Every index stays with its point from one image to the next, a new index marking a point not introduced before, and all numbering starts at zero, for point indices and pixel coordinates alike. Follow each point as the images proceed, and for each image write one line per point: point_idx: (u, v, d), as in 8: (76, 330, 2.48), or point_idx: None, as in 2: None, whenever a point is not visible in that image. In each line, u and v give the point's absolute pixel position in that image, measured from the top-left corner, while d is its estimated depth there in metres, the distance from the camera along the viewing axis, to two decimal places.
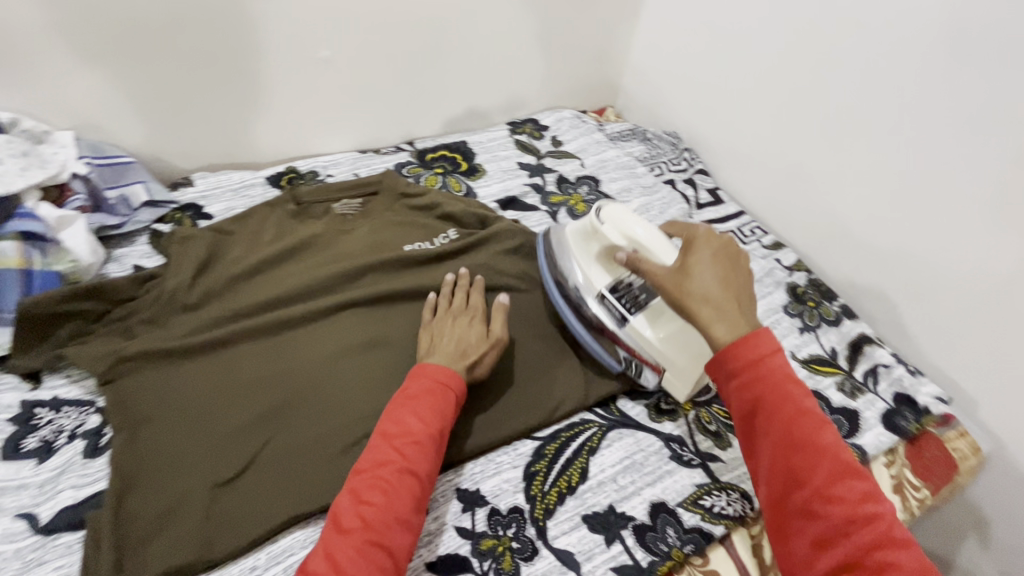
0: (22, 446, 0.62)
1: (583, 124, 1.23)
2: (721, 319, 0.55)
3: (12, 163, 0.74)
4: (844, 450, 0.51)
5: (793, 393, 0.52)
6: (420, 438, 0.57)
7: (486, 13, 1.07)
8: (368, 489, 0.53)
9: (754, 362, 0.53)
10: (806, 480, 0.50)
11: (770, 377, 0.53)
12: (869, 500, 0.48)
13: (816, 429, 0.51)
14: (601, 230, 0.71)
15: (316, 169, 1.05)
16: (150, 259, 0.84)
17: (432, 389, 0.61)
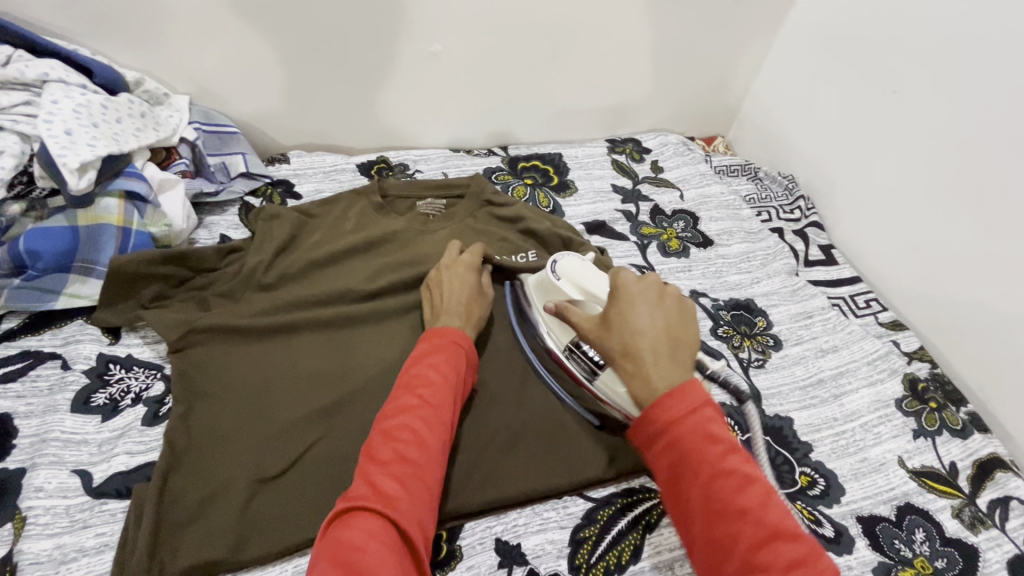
0: (91, 400, 0.64)
1: (689, 151, 1.14)
2: (658, 368, 0.52)
3: (130, 123, 0.75)
4: (770, 511, 0.45)
5: (711, 450, 0.47)
6: (441, 383, 0.56)
7: (608, 25, 1.01)
8: (398, 430, 0.51)
9: (674, 418, 0.49)
10: (733, 547, 0.45)
11: (686, 433, 0.48)
12: (800, 568, 0.42)
13: (740, 489, 0.46)
14: (559, 285, 0.66)
15: (406, 162, 1.03)
16: (237, 231, 0.85)
17: (449, 345, 0.61)
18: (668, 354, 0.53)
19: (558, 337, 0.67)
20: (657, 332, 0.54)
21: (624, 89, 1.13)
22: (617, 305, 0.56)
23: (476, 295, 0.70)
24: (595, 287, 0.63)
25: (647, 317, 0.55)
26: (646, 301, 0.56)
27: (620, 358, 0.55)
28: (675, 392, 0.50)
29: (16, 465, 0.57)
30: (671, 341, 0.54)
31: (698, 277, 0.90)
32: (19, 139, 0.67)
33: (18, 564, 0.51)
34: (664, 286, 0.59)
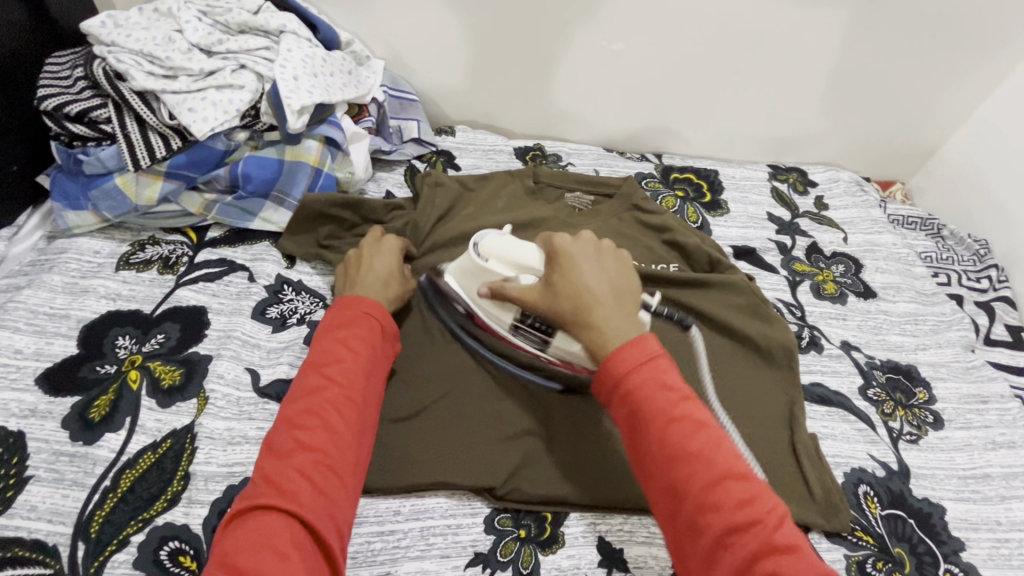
0: (267, 312, 0.72)
1: (862, 193, 1.05)
2: (608, 320, 0.52)
3: (340, 78, 0.84)
4: (721, 454, 0.46)
5: (663, 398, 0.47)
6: (349, 362, 0.55)
7: (802, 45, 0.95)
8: (302, 416, 0.51)
9: (629, 368, 0.49)
10: (685, 491, 0.45)
11: (639, 385, 0.48)
12: (749, 505, 0.43)
13: (692, 434, 0.46)
14: (488, 266, 0.62)
15: (560, 153, 1.05)
16: (401, 190, 0.92)
17: (360, 318, 0.59)
18: (619, 303, 0.54)
19: (499, 317, 0.64)
20: (603, 284, 0.55)
21: (802, 115, 1.06)
22: (558, 269, 0.57)
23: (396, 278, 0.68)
24: (523, 256, 0.61)
25: (592, 274, 0.56)
26: (586, 257, 0.57)
27: (571, 316, 0.55)
28: (630, 343, 0.50)
29: (205, 352, 0.66)
30: (618, 292, 0.55)
31: (853, 329, 0.82)
32: (257, 78, 0.76)
33: (197, 434, 0.60)
34: (599, 241, 0.59)
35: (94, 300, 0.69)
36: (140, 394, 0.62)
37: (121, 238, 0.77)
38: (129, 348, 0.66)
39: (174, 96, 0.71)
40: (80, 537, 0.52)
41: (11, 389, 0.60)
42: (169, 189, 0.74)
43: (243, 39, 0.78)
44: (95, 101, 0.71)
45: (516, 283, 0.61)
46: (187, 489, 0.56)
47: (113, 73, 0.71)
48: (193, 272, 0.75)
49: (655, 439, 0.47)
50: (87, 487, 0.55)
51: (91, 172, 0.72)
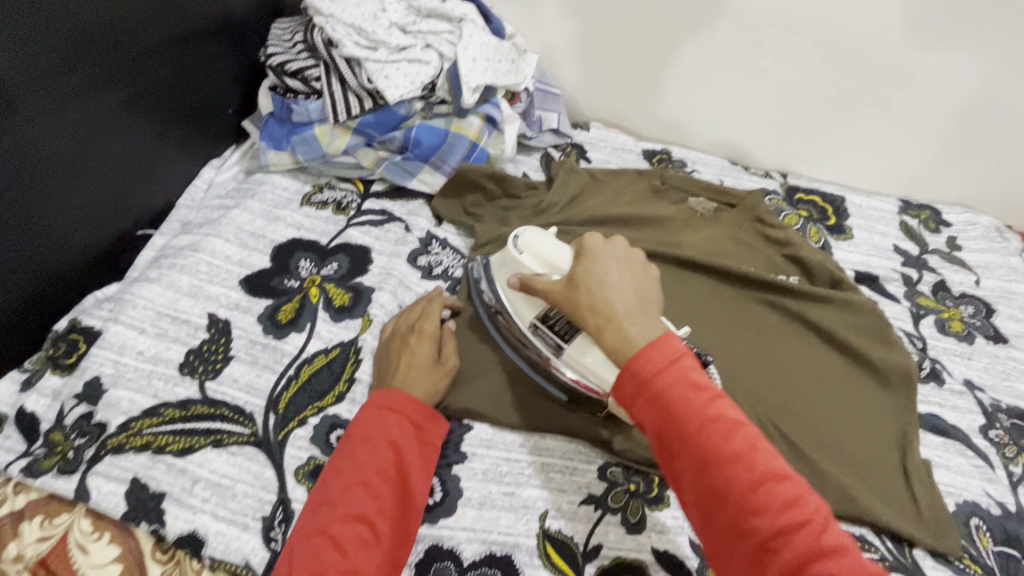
0: (418, 260, 0.82)
1: (1001, 240, 1.01)
2: (631, 322, 0.51)
3: (505, 64, 0.93)
4: (761, 453, 0.43)
5: (697, 398, 0.45)
6: (366, 474, 0.54)
7: (965, 83, 0.92)
8: (309, 548, 0.49)
9: (658, 368, 0.46)
10: (727, 495, 0.43)
11: (669, 385, 0.45)
12: (796, 506, 0.41)
13: (728, 436, 0.43)
14: (520, 259, 0.63)
15: (686, 160, 1.08)
16: (536, 173, 1.00)
17: (382, 413, 0.58)
18: (640, 305, 0.52)
19: (522, 313, 0.65)
20: (626, 288, 0.54)
21: (948, 153, 1.03)
22: (583, 264, 0.56)
23: (431, 364, 0.64)
24: (556, 256, 0.61)
25: (618, 274, 0.55)
26: (613, 260, 0.56)
27: (587, 313, 0.54)
28: (653, 343, 0.47)
29: (368, 283, 0.77)
30: (642, 296, 0.54)
31: (977, 369, 0.81)
32: (439, 57, 0.87)
33: (361, 348, 0.69)
34: (631, 248, 0.59)
35: (283, 227, 0.82)
36: (317, 307, 0.73)
37: (304, 180, 0.90)
38: (309, 269, 0.78)
39: (374, 64, 0.83)
40: (271, 409, 0.63)
41: (222, 286, 0.73)
42: (353, 143, 0.87)
43: (431, 22, 0.89)
44: (310, 62, 0.84)
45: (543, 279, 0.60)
46: (350, 391, 0.66)
47: (328, 41, 0.85)
48: (361, 216, 0.86)
49: (688, 449, 0.44)
50: (276, 372, 0.66)
51: (298, 120, 0.86)
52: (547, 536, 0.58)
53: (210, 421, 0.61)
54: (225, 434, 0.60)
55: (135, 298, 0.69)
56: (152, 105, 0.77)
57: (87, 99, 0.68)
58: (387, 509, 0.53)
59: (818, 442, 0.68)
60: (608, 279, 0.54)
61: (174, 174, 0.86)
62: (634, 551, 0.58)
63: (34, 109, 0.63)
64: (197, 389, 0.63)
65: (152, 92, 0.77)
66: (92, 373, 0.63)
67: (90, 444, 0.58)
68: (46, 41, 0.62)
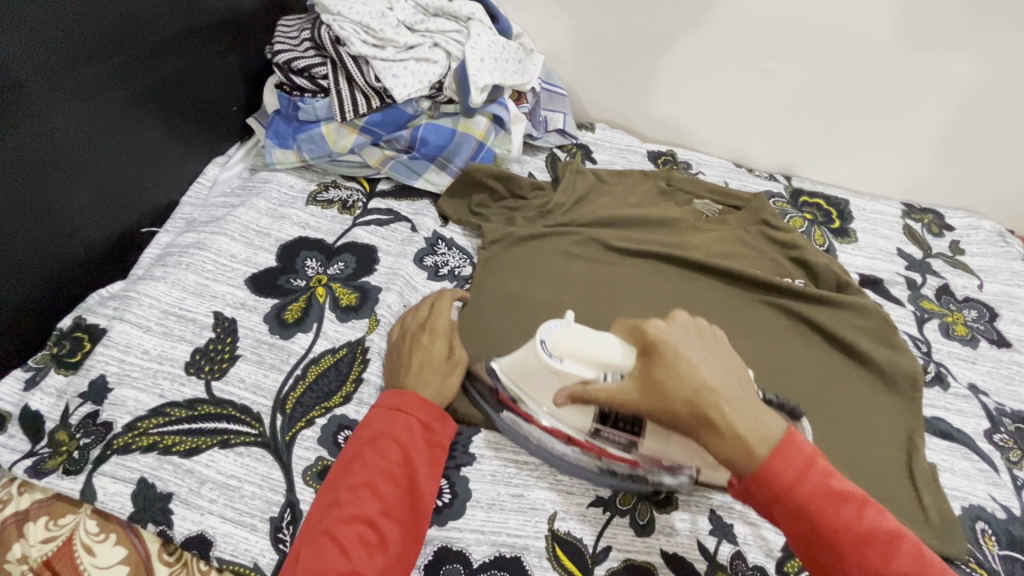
0: (424, 260, 0.82)
1: (1004, 244, 1.01)
2: (749, 424, 0.49)
3: (512, 65, 0.93)
4: (911, 557, 0.46)
5: (843, 511, 0.47)
6: (372, 475, 0.54)
7: (973, 87, 0.92)
8: (313, 548, 0.50)
9: (796, 479, 0.47)
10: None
11: (812, 495, 0.47)
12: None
13: (822, 479, 0.48)
14: (563, 369, 0.54)
15: (691, 162, 1.08)
16: (542, 173, 1.00)
17: (390, 414, 0.58)
18: (738, 390, 0.51)
19: (572, 422, 0.58)
20: (716, 377, 0.51)
21: (953, 159, 1.03)
22: (659, 363, 0.51)
23: (443, 362, 0.63)
24: (602, 352, 0.53)
25: (703, 367, 0.51)
26: (686, 343, 0.52)
27: (691, 422, 0.50)
28: (780, 449, 0.48)
29: (375, 283, 0.76)
30: (735, 380, 0.52)
31: (982, 373, 0.81)
32: (446, 56, 0.87)
33: (368, 348, 0.69)
34: (690, 320, 0.55)
35: (289, 225, 0.81)
36: (325, 307, 0.73)
37: (310, 178, 0.89)
38: (315, 268, 0.77)
39: (382, 62, 0.83)
40: (278, 410, 0.62)
41: (228, 284, 0.73)
42: (360, 142, 0.86)
43: (438, 21, 0.89)
44: (317, 60, 0.84)
45: (602, 384, 0.53)
46: (357, 391, 0.65)
47: (335, 38, 0.84)
48: (367, 216, 0.85)
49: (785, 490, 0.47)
50: (283, 371, 0.66)
51: (304, 118, 0.85)
52: (556, 539, 0.58)
53: (217, 421, 0.61)
54: (232, 435, 0.60)
55: (140, 296, 0.69)
56: (158, 100, 0.77)
57: (91, 96, 0.67)
58: (394, 510, 0.53)
59: (825, 444, 0.69)
60: (702, 378, 0.51)
61: (178, 171, 0.85)
62: (643, 553, 0.58)
63: (41, 103, 0.62)
64: (203, 389, 0.63)
65: (157, 89, 0.76)
66: (97, 371, 0.62)
67: (96, 444, 0.57)
68: (50, 37, 0.61)
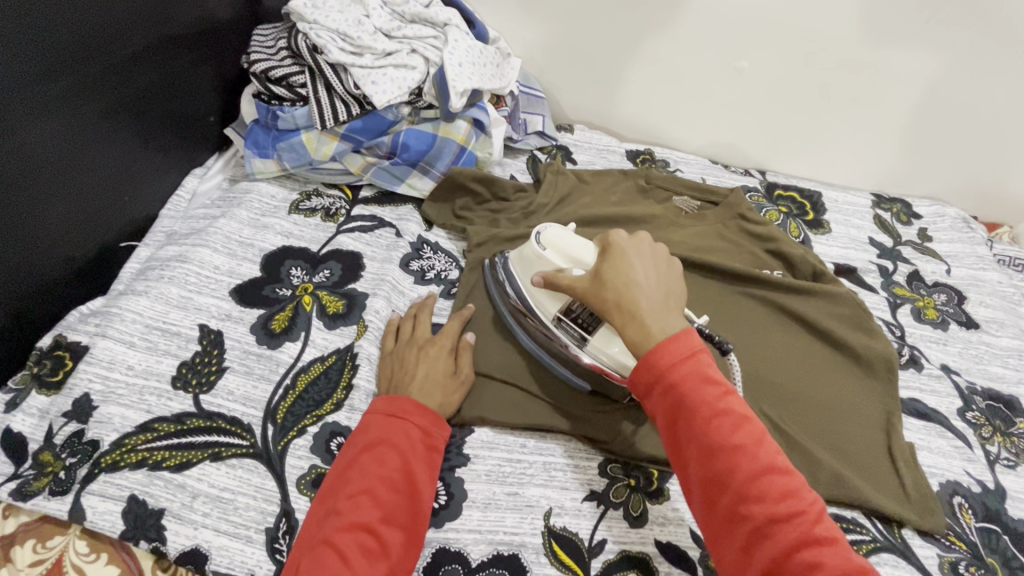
0: (410, 264, 0.82)
1: (968, 230, 1.06)
2: (655, 316, 0.52)
3: (491, 69, 0.94)
4: (763, 447, 0.47)
5: (707, 392, 0.48)
6: (371, 480, 0.53)
7: (934, 80, 0.96)
8: (310, 555, 0.49)
9: (674, 361, 0.49)
10: (729, 480, 0.46)
11: (686, 376, 0.48)
12: (791, 498, 0.45)
13: (734, 428, 0.47)
14: (543, 254, 0.66)
15: (669, 160, 1.10)
16: (523, 175, 1.01)
17: (391, 421, 0.58)
18: (664, 300, 0.54)
19: (545, 308, 0.67)
20: (649, 283, 0.55)
21: (918, 149, 1.07)
22: (608, 261, 0.57)
23: (447, 375, 0.65)
24: (578, 251, 0.64)
25: (641, 270, 0.56)
26: (639, 256, 0.57)
27: (612, 310, 0.55)
28: (673, 338, 0.50)
29: (362, 289, 0.77)
30: (667, 294, 0.55)
31: (953, 354, 0.84)
32: (425, 62, 0.87)
33: (357, 354, 0.69)
34: (656, 244, 0.60)
35: (272, 235, 0.81)
36: (312, 315, 0.72)
37: (291, 187, 0.89)
38: (301, 277, 0.77)
39: (360, 70, 0.83)
40: (269, 420, 0.62)
41: (212, 296, 0.72)
42: (341, 149, 0.86)
43: (416, 28, 0.89)
44: (295, 68, 0.84)
45: (566, 274, 0.62)
46: (349, 398, 0.65)
47: (313, 46, 0.84)
48: (351, 222, 0.85)
49: (693, 432, 0.47)
50: (273, 382, 0.65)
51: (284, 127, 0.85)
52: (552, 534, 0.58)
53: (207, 434, 0.60)
54: (223, 447, 0.59)
55: (122, 311, 0.68)
56: (133, 113, 0.76)
57: (65, 111, 0.66)
58: (396, 516, 0.53)
59: (809, 428, 0.71)
60: (637, 276, 0.56)
61: (156, 183, 0.84)
62: (638, 544, 0.59)
63: (13, 119, 0.61)
64: (191, 403, 0.62)
65: (132, 102, 0.75)
66: (80, 390, 0.61)
67: (82, 463, 0.56)
68: (21, 52, 0.60)
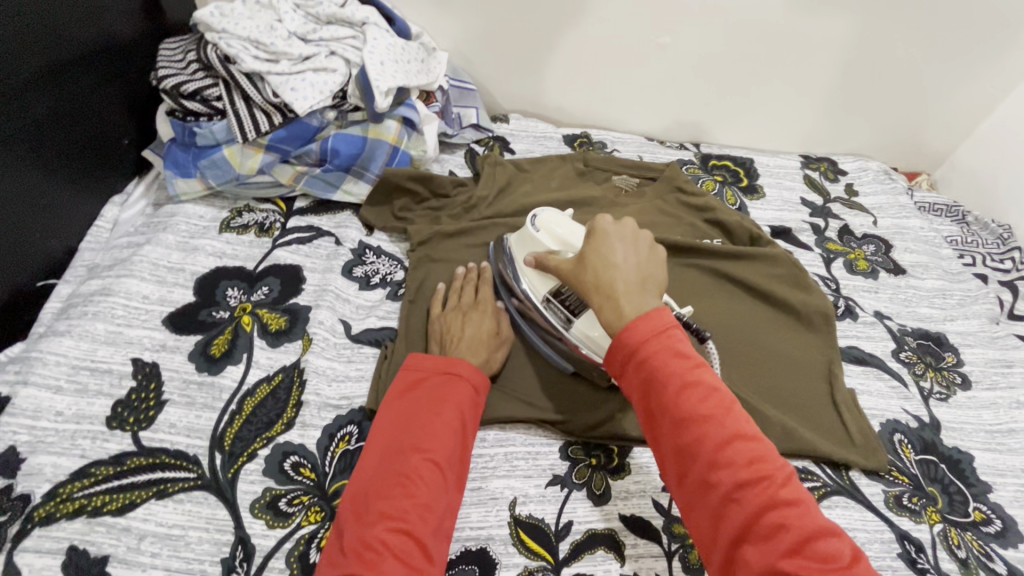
0: (353, 270, 0.80)
1: (890, 181, 1.12)
2: (625, 292, 0.52)
3: (415, 65, 0.92)
4: (774, 483, 0.42)
5: (709, 408, 0.45)
6: (437, 428, 0.57)
7: (844, 41, 1.01)
8: (387, 489, 0.53)
9: (647, 342, 0.48)
10: (730, 510, 0.42)
11: (681, 393, 0.45)
12: (813, 538, 0.40)
13: (740, 453, 0.43)
14: (537, 236, 0.69)
15: (605, 141, 1.12)
16: (462, 170, 1.00)
17: (446, 376, 0.62)
18: (641, 283, 0.53)
19: (535, 288, 0.68)
20: (629, 266, 0.55)
21: (837, 109, 1.12)
22: (591, 243, 0.58)
23: (490, 335, 0.69)
24: (569, 233, 0.66)
25: (622, 254, 0.55)
26: (620, 239, 0.57)
27: (590, 287, 0.55)
28: (643, 317, 0.49)
29: (304, 303, 0.75)
30: (646, 278, 0.54)
31: (884, 300, 0.89)
32: (345, 64, 0.85)
33: (305, 369, 0.67)
34: (641, 230, 0.60)
35: (203, 256, 0.78)
36: (253, 335, 0.70)
37: (220, 205, 0.85)
38: (239, 297, 0.74)
39: (277, 76, 0.81)
40: (216, 448, 0.60)
41: (143, 327, 0.69)
42: (267, 161, 0.83)
43: (332, 29, 0.87)
44: (207, 81, 0.80)
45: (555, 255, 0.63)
46: (300, 415, 0.64)
47: (223, 57, 0.81)
48: (287, 235, 0.83)
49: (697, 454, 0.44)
50: (217, 409, 0.63)
51: (203, 144, 0.81)
52: (519, 523, 0.59)
53: (150, 471, 0.57)
54: (170, 482, 0.57)
55: (44, 355, 0.64)
56: (37, 144, 0.71)
57: None
58: (455, 466, 0.57)
59: (761, 386, 0.73)
60: (617, 257, 0.55)
61: (70, 215, 0.79)
62: (603, 521, 0.60)
63: None
64: (130, 441, 0.59)
65: (32, 132, 0.70)
66: (4, 443, 0.57)
67: (14, 520, 0.53)
68: None
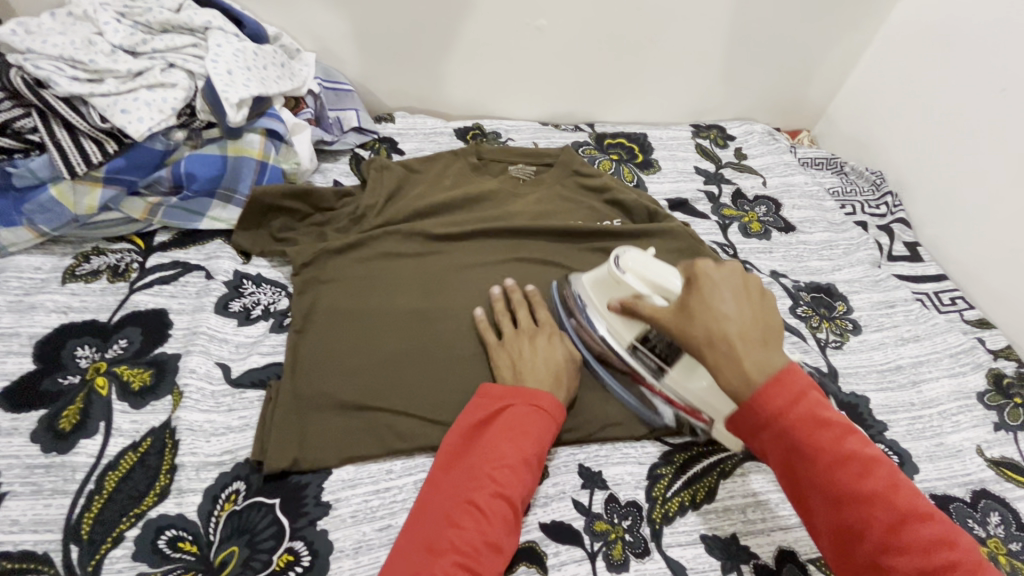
0: (229, 305, 0.72)
1: (774, 142, 1.16)
2: (751, 357, 0.49)
3: (274, 70, 0.83)
4: (900, 493, 0.46)
5: (826, 436, 0.47)
6: (514, 459, 0.54)
7: (714, 9, 1.02)
8: (459, 514, 0.51)
9: (784, 407, 0.47)
10: (866, 531, 0.45)
11: (799, 424, 0.47)
12: (942, 546, 0.44)
13: (863, 475, 0.46)
14: (622, 279, 0.61)
15: (499, 131, 1.08)
16: (348, 178, 0.93)
17: (528, 407, 0.58)
18: (762, 338, 0.50)
19: (619, 334, 0.64)
20: (743, 320, 0.51)
21: (719, 76, 1.14)
22: (695, 293, 0.53)
23: (565, 362, 0.65)
24: (660, 277, 0.59)
25: (732, 306, 0.51)
26: (727, 286, 0.53)
27: (703, 348, 0.51)
28: (775, 382, 0.48)
29: (172, 351, 0.66)
30: (763, 328, 0.51)
31: (778, 259, 0.92)
32: (188, 76, 0.76)
33: (177, 428, 0.60)
34: (745, 272, 0.55)
35: (43, 315, 0.67)
36: (110, 399, 0.61)
37: (62, 252, 0.74)
38: (90, 356, 0.65)
39: (103, 98, 0.70)
40: (71, 540, 0.52)
41: None
42: (109, 196, 0.73)
43: (167, 37, 0.77)
44: (17, 112, 0.69)
45: (648, 301, 0.59)
46: (176, 481, 0.56)
47: (33, 81, 0.69)
48: (146, 276, 0.73)
49: (818, 480, 0.47)
50: (71, 492, 0.55)
51: (22, 185, 0.70)
52: None
53: None
54: None
55: None
56: None
57: None
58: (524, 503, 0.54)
59: None
60: (728, 310, 0.51)
61: None
62: (523, 534, 0.57)
63: None
64: None
65: None
66: None
67: None
68: None
